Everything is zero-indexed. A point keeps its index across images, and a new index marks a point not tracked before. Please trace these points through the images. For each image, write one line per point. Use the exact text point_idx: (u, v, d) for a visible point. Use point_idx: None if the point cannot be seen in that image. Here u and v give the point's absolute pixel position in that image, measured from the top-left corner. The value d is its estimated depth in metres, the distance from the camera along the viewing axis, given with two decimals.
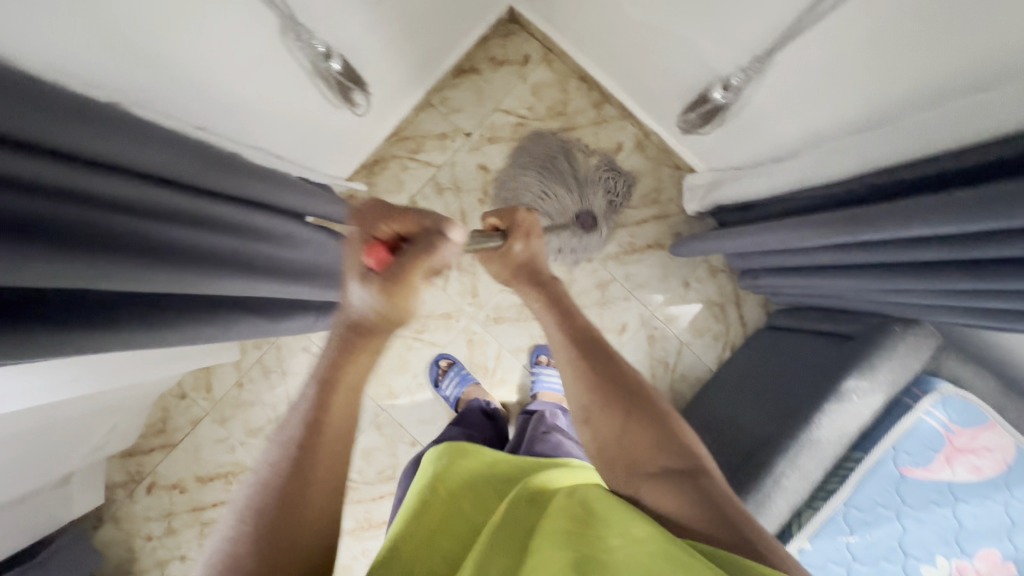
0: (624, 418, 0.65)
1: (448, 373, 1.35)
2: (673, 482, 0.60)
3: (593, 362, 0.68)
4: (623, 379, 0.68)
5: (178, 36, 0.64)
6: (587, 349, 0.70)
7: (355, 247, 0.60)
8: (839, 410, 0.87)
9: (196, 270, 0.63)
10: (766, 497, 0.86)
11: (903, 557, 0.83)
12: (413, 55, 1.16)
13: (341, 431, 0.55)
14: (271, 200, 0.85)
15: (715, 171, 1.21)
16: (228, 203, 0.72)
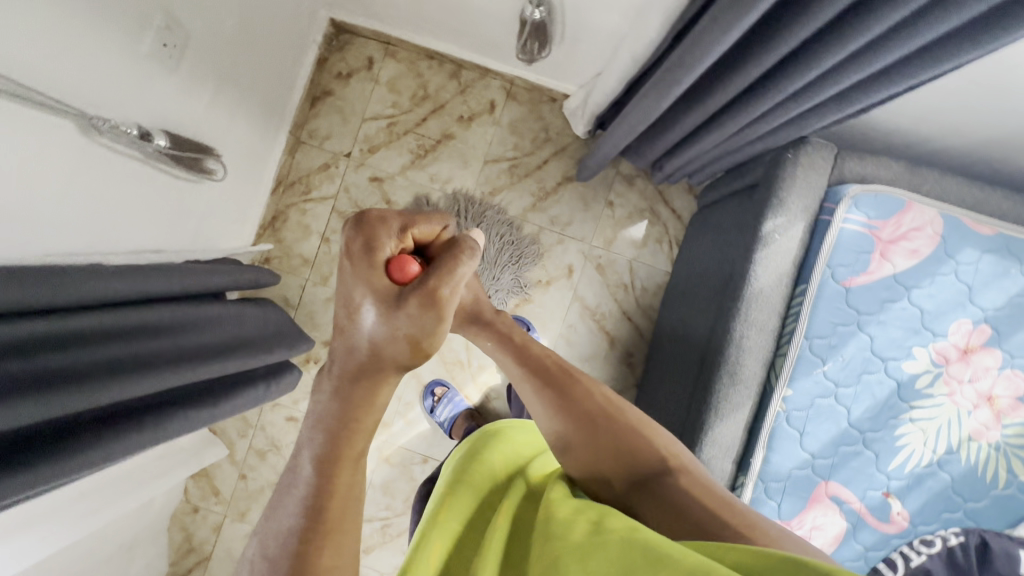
0: (600, 447, 0.57)
1: (442, 400, 1.34)
2: (660, 490, 0.54)
3: (558, 385, 0.60)
4: (589, 393, 0.60)
5: None
6: (544, 377, 0.61)
7: (365, 267, 0.45)
8: (767, 255, 0.86)
9: (85, 384, 0.66)
10: (735, 363, 0.86)
11: (882, 364, 0.83)
12: (254, 102, 1.15)
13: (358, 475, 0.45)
14: (166, 290, 0.86)
15: (582, 87, 1.20)
16: (104, 313, 0.74)
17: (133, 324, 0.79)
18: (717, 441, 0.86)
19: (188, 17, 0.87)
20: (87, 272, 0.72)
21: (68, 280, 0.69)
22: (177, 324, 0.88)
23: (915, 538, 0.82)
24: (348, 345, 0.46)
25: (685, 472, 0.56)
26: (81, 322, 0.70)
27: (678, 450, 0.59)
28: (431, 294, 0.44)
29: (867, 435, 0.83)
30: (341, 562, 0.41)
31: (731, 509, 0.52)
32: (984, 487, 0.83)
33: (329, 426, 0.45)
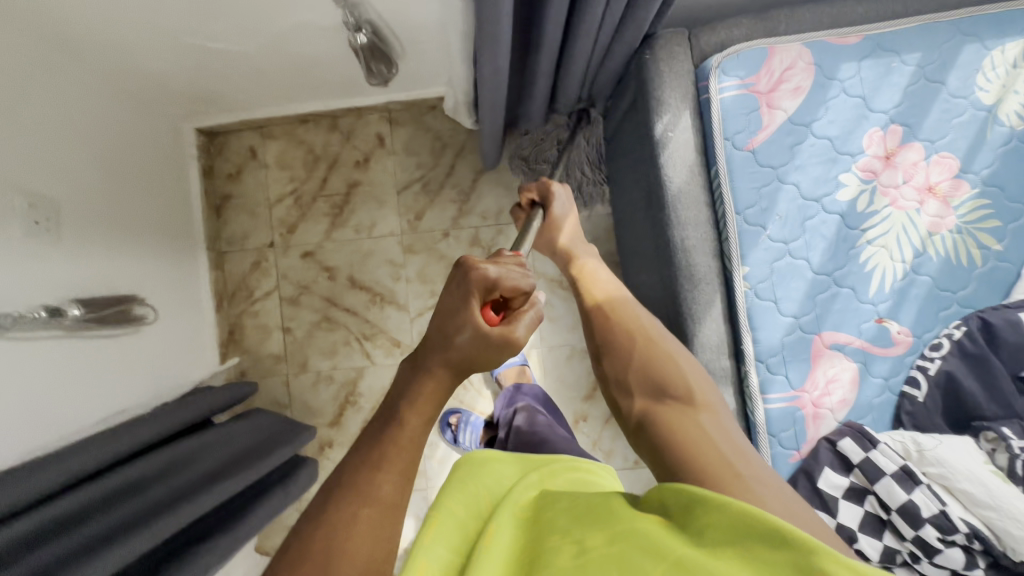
0: (635, 366, 0.68)
1: (460, 426, 1.31)
2: (681, 415, 0.61)
3: (614, 315, 0.74)
4: (641, 325, 0.72)
5: None
6: (597, 308, 0.76)
7: (466, 309, 0.50)
8: (671, 153, 0.87)
9: (85, 561, 0.67)
10: (687, 265, 0.86)
11: (818, 204, 0.82)
12: (157, 236, 1.16)
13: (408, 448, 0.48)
14: (140, 441, 0.87)
15: (445, 84, 1.21)
16: (79, 491, 0.75)
17: (113, 488, 0.79)
18: (706, 345, 0.85)
19: (47, 188, 0.87)
20: (38, 464, 0.75)
21: (12, 482, 0.70)
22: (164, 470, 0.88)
23: (925, 349, 0.81)
24: (437, 347, 0.51)
25: (705, 412, 0.61)
26: (57, 508, 0.71)
27: (716, 391, 0.65)
28: (511, 343, 0.52)
29: (836, 275, 0.82)
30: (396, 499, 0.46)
31: (745, 460, 0.55)
32: (965, 272, 0.82)
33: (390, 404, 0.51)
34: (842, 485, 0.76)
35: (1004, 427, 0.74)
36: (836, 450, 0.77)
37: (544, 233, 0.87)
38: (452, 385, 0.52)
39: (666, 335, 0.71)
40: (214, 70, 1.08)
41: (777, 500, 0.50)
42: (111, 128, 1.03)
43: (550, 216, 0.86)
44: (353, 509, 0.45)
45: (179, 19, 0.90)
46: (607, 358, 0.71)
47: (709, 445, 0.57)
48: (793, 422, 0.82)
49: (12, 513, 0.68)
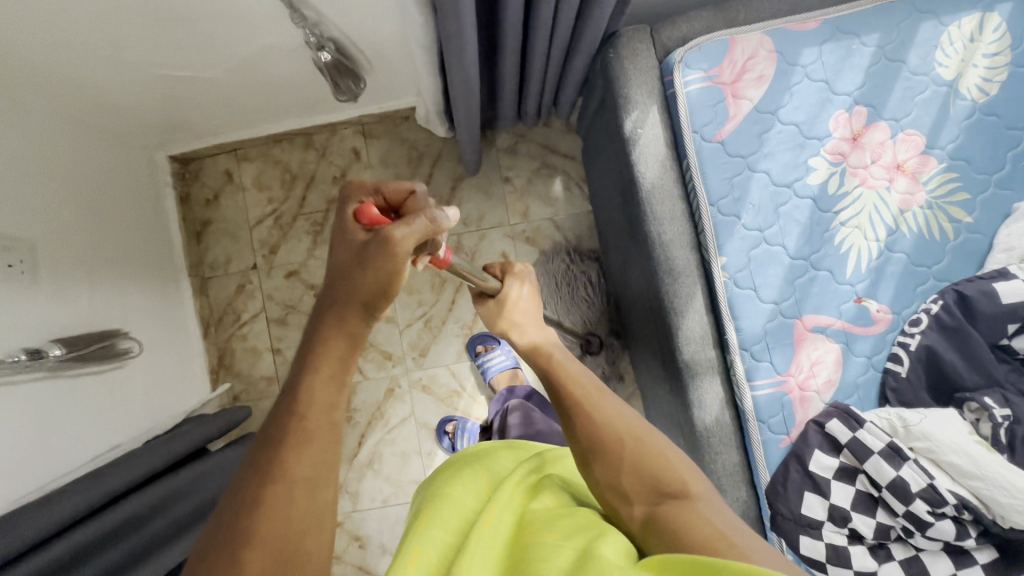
0: (625, 462, 0.62)
1: (456, 433, 1.32)
2: (688, 512, 0.56)
3: (590, 409, 0.66)
4: (620, 415, 0.66)
5: None
6: (569, 405, 0.67)
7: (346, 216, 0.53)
8: (642, 149, 0.87)
9: None
10: (666, 260, 0.87)
11: (790, 190, 0.83)
12: (138, 267, 1.15)
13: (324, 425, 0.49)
14: (142, 471, 0.87)
15: (416, 94, 1.21)
16: (75, 533, 0.73)
17: (109, 528, 0.77)
18: (690, 337, 0.86)
19: (21, 230, 0.87)
20: (35, 505, 0.71)
21: (11, 523, 0.67)
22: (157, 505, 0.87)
23: (905, 325, 0.82)
24: (330, 282, 0.53)
25: (704, 502, 0.58)
26: (51, 554, 0.69)
27: (705, 481, 0.61)
28: (390, 242, 0.49)
29: (812, 259, 0.83)
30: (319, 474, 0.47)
31: (744, 533, 0.53)
32: (938, 246, 0.83)
33: (295, 367, 0.51)
34: (832, 466, 0.77)
35: (986, 396, 0.75)
36: (825, 431, 0.78)
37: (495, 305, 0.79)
38: (348, 316, 0.51)
39: (647, 424, 0.66)
40: (182, 98, 1.08)
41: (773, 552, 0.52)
42: (84, 163, 1.03)
43: (500, 293, 0.79)
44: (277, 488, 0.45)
45: (141, 48, 0.90)
46: (591, 461, 0.63)
47: (719, 533, 0.53)
48: (781, 406, 0.83)
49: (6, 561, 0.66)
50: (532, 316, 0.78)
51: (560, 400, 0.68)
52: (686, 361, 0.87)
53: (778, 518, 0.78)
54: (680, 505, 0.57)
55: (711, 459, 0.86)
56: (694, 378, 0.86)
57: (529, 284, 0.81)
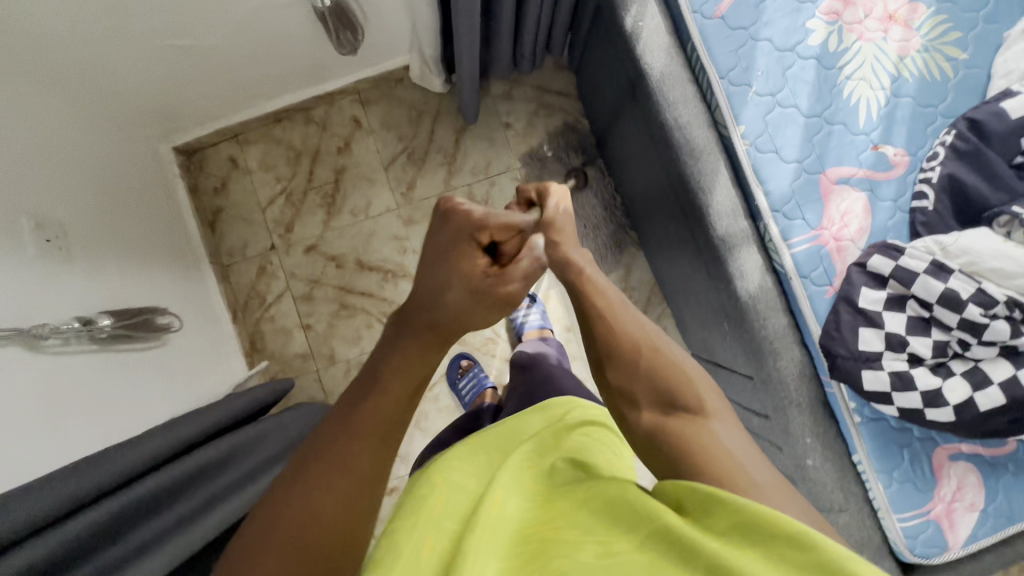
0: (640, 366, 0.64)
1: (469, 371, 1.33)
2: (698, 433, 0.57)
3: (606, 322, 0.68)
4: (641, 328, 0.67)
5: None
6: (588, 314, 0.70)
7: (463, 251, 0.56)
8: (646, 41, 0.90)
9: None
10: (687, 141, 0.89)
11: (794, 53, 0.87)
12: (162, 252, 1.16)
13: (336, 462, 0.49)
14: (213, 423, 0.86)
15: (410, 47, 1.24)
16: (160, 473, 0.70)
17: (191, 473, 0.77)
18: (721, 211, 0.89)
19: (52, 209, 0.87)
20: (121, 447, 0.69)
21: (100, 462, 0.65)
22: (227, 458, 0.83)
23: (923, 163, 0.86)
24: (427, 306, 0.55)
25: (718, 420, 0.59)
26: (139, 492, 0.66)
27: (723, 399, 0.62)
28: (511, 295, 0.56)
29: (826, 115, 0.87)
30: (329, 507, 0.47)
31: (753, 460, 0.55)
32: (941, 85, 0.87)
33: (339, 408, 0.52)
34: (880, 298, 0.79)
35: (1014, 206, 0.79)
36: (868, 270, 0.81)
37: (538, 234, 0.74)
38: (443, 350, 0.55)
39: (666, 337, 0.68)
40: (184, 76, 1.09)
41: (784, 495, 0.52)
42: (99, 148, 1.03)
43: (542, 217, 0.73)
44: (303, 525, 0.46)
45: (144, 18, 0.92)
46: (606, 362, 0.67)
47: (725, 455, 0.55)
48: (820, 259, 0.85)
49: (93, 496, 0.63)
50: (580, 245, 0.75)
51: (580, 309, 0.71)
52: (721, 236, 0.89)
53: (838, 360, 0.80)
54: (692, 417, 0.59)
55: (760, 325, 0.89)
56: (731, 251, 0.89)
57: (568, 202, 0.75)
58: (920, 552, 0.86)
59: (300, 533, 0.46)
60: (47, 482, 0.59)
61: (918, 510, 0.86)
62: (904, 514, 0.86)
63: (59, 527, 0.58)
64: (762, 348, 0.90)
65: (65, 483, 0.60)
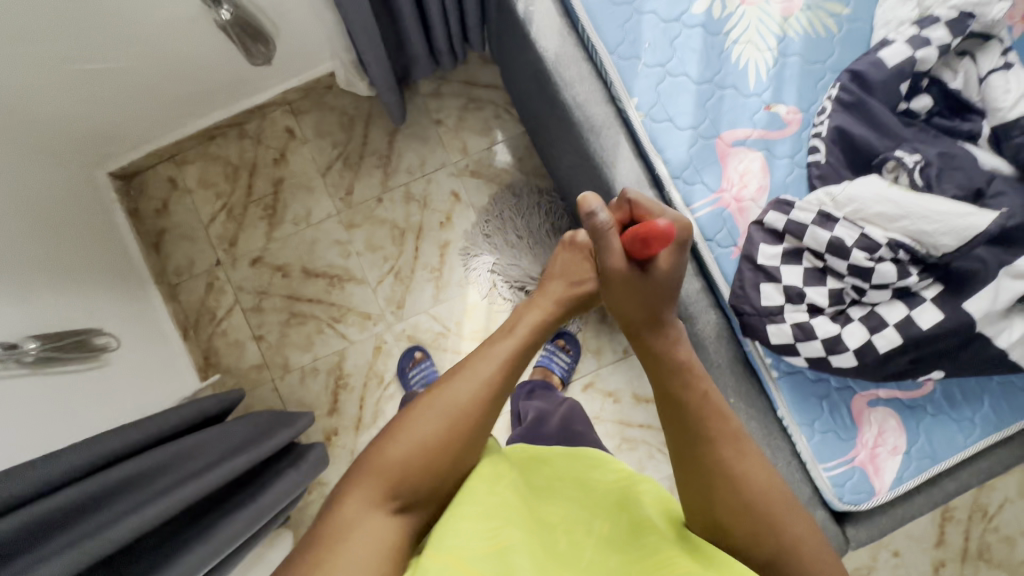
0: (755, 509, 0.63)
1: (419, 362, 1.35)
2: None
3: (733, 458, 0.65)
4: (761, 463, 0.66)
5: None
6: (686, 407, 0.68)
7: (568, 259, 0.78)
8: (539, 26, 0.92)
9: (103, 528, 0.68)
10: (586, 119, 0.91)
11: (679, 24, 0.88)
12: (100, 275, 1.17)
13: (446, 432, 0.64)
14: (149, 433, 0.88)
15: (329, 52, 1.25)
16: (91, 480, 0.73)
17: (131, 474, 0.79)
18: (626, 184, 0.90)
19: None
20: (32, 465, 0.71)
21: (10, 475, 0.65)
22: (162, 466, 0.85)
23: (815, 118, 0.88)
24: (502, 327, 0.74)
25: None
26: (43, 506, 0.65)
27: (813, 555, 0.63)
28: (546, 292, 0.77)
29: (716, 80, 0.88)
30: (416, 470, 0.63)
31: None
32: (827, 41, 0.89)
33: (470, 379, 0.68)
34: (777, 253, 0.81)
35: (897, 151, 0.81)
36: (765, 227, 0.83)
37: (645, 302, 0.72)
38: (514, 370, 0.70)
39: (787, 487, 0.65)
40: (104, 99, 1.11)
41: None
42: (24, 178, 1.05)
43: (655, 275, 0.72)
44: (400, 464, 0.62)
45: (49, 45, 0.94)
46: (703, 467, 0.65)
47: None
48: (723, 222, 0.87)
49: (23, 503, 0.66)
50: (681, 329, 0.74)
51: (667, 392, 0.69)
52: None
53: (744, 317, 0.82)
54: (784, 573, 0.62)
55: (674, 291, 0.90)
56: None
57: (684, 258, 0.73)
58: (849, 499, 0.88)
59: (403, 461, 0.62)
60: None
61: (842, 459, 0.88)
62: (829, 463, 0.88)
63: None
64: (680, 313, 0.91)
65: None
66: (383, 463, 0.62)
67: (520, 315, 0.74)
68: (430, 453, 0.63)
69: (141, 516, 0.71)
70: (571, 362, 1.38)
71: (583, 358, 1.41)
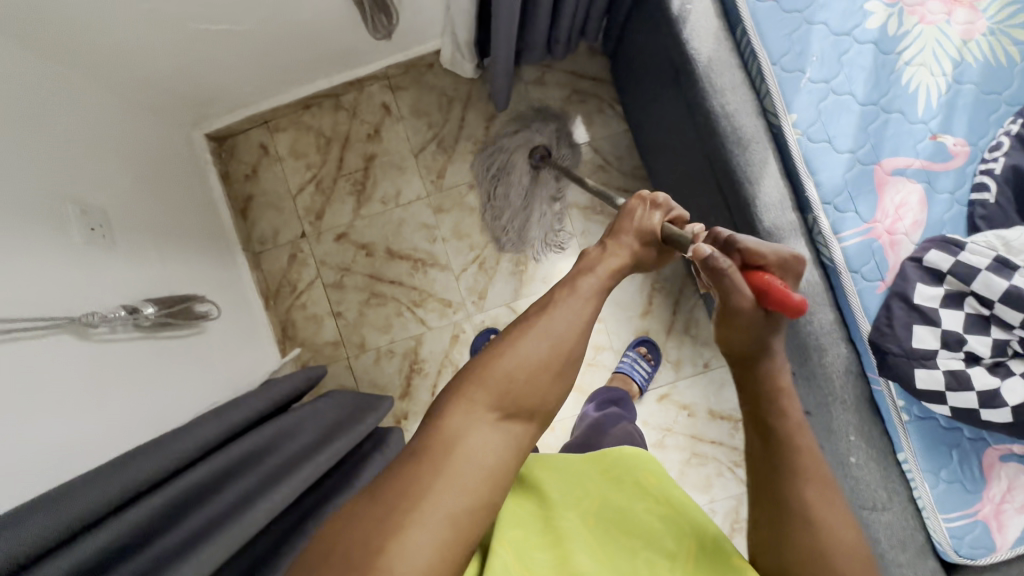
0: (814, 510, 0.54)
1: None
2: None
3: (818, 500, 0.54)
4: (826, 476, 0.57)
5: (38, 418, 0.67)
6: (779, 441, 0.57)
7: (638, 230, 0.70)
8: (693, 27, 0.87)
9: (236, 517, 0.67)
10: (733, 131, 0.86)
11: (850, 38, 0.83)
12: (196, 239, 1.16)
13: (551, 360, 0.55)
14: (247, 420, 0.87)
15: (442, 30, 1.21)
16: (207, 462, 0.73)
17: (243, 454, 0.78)
18: (768, 203, 0.86)
19: (95, 197, 0.89)
20: (159, 446, 0.71)
21: (128, 465, 0.65)
22: (268, 445, 0.85)
23: (984, 153, 0.83)
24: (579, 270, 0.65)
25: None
26: (158, 500, 0.64)
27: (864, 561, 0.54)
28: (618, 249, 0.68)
29: (882, 103, 0.83)
30: (526, 385, 0.53)
31: None
32: (1007, 70, 0.83)
33: (574, 310, 0.59)
34: (937, 295, 0.79)
35: None
36: (924, 266, 0.80)
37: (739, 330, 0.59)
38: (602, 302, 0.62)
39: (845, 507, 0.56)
40: (217, 60, 1.08)
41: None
42: (134, 136, 1.03)
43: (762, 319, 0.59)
44: (506, 381, 0.53)
45: (180, 2, 0.91)
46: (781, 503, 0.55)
47: None
48: (872, 254, 0.83)
49: (144, 491, 0.65)
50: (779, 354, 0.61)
51: (762, 415, 0.59)
52: (768, 229, 0.86)
53: (890, 357, 0.80)
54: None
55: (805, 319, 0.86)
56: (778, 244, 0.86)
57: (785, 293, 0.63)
58: (966, 553, 0.84)
59: (514, 374, 0.53)
60: (95, 479, 0.62)
61: (966, 510, 0.84)
62: (950, 514, 0.84)
63: (83, 534, 0.57)
64: (808, 343, 0.88)
65: (118, 476, 0.63)
66: (494, 377, 0.53)
67: (600, 261, 0.65)
68: (535, 378, 0.54)
69: (267, 503, 0.70)
70: (650, 371, 1.36)
71: (661, 367, 1.38)
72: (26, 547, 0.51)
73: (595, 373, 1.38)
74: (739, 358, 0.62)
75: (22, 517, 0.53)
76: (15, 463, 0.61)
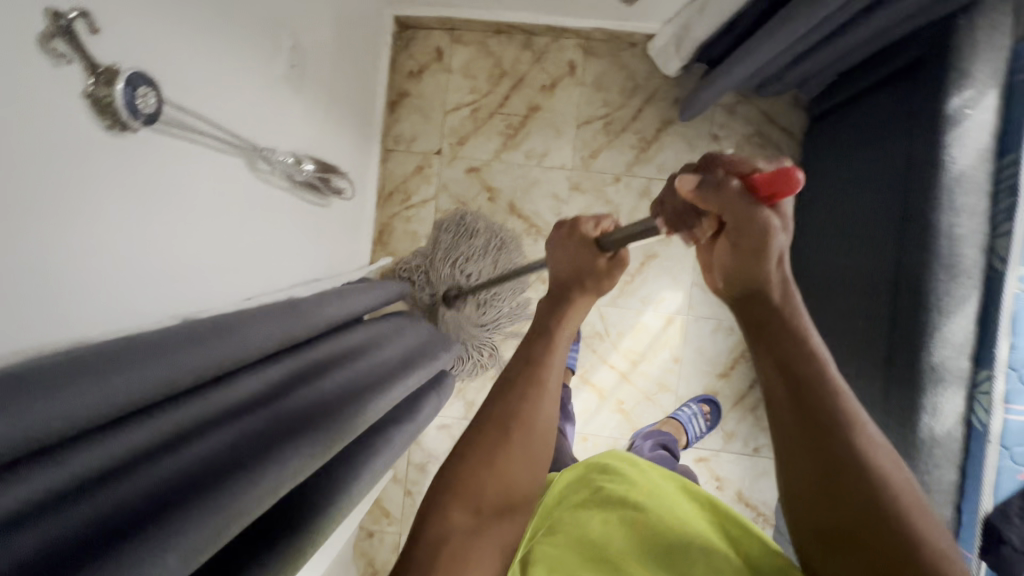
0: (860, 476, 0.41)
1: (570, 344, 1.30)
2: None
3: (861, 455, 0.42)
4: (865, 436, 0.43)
5: (196, 234, 0.65)
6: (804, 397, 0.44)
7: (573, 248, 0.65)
8: (962, 134, 0.78)
9: (349, 404, 0.64)
10: (952, 256, 0.79)
11: None
12: (352, 116, 1.13)
13: (504, 436, 0.55)
14: (342, 318, 0.83)
15: (672, 19, 1.13)
16: (301, 353, 0.70)
17: (331, 353, 0.76)
18: (949, 341, 0.80)
19: (304, 38, 0.85)
20: (283, 311, 0.68)
21: (264, 320, 0.63)
22: (338, 357, 0.76)
23: None
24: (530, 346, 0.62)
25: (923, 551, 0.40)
26: (264, 375, 0.59)
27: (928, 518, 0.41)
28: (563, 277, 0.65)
29: None
30: (482, 478, 0.53)
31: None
32: None
33: (540, 393, 0.57)
34: None
35: None
36: None
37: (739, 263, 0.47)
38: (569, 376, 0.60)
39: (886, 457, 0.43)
40: None
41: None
42: None
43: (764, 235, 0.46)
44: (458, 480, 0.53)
45: None
46: (836, 464, 0.42)
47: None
48: None
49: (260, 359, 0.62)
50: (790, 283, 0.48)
51: (787, 369, 0.45)
52: (935, 366, 0.80)
53: (1005, 547, 0.77)
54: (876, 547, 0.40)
55: (931, 470, 0.81)
56: (938, 386, 0.80)
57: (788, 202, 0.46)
58: None
59: (470, 468, 0.53)
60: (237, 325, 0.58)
61: None
62: None
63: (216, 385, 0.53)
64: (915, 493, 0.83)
65: (256, 332, 0.59)
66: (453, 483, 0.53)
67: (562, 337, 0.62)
68: (492, 456, 0.54)
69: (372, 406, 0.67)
70: (704, 431, 1.31)
71: (714, 432, 1.34)
72: (180, 380, 0.46)
73: (649, 408, 1.35)
74: (749, 300, 0.48)
75: (102, 363, 0.41)
76: (167, 270, 0.60)
